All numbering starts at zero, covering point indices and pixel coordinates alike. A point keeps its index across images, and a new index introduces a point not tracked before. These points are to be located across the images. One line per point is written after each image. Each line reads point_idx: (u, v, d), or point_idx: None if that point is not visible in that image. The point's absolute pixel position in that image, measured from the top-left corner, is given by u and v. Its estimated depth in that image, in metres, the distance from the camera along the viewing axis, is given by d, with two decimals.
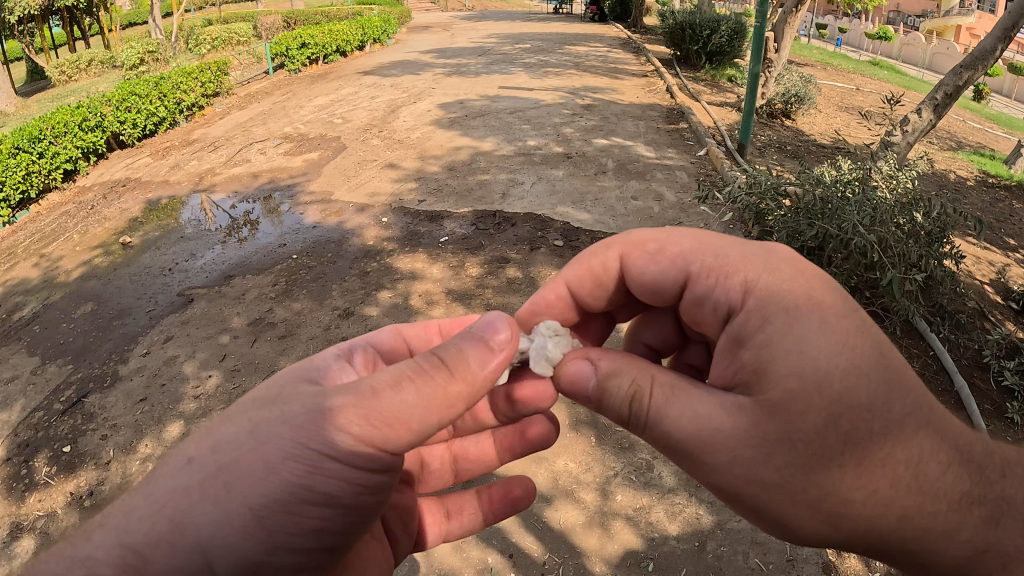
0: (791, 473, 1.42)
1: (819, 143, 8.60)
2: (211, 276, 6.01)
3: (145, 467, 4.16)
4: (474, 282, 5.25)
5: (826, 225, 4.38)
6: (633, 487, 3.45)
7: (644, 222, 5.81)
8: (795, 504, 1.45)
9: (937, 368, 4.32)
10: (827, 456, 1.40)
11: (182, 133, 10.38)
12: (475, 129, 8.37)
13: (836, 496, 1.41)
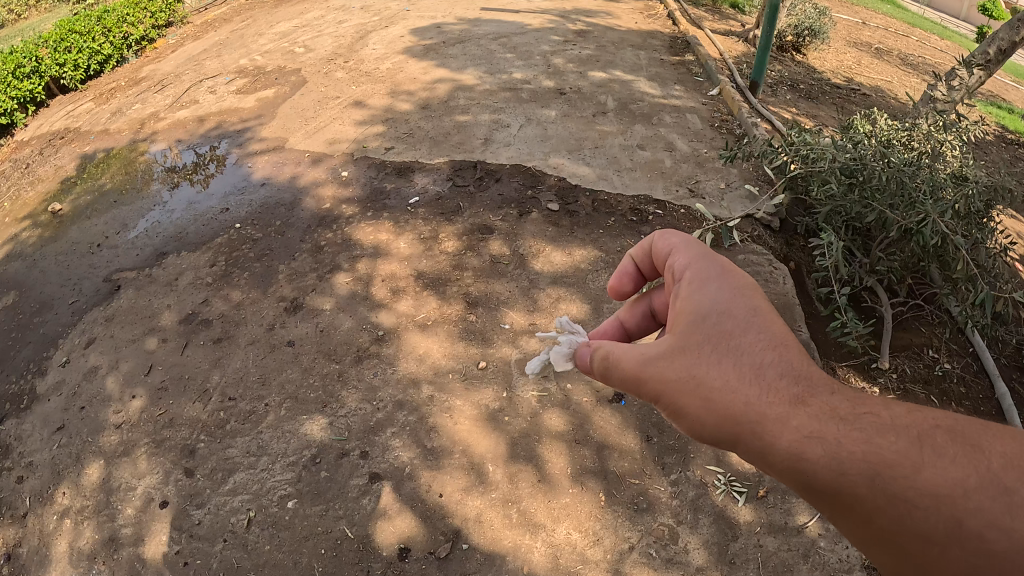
0: (674, 373, 1.37)
1: (832, 83, 7.63)
2: (142, 255, 4.65)
3: (63, 525, 3.20)
4: (449, 263, 4.06)
5: (886, 207, 3.59)
6: (652, 567, 2.70)
7: (655, 179, 4.72)
8: (694, 413, 1.34)
9: (978, 369, 3.82)
10: (704, 351, 1.36)
11: (130, 70, 8.89)
12: (454, 57, 7.06)
13: (705, 383, 1.33)
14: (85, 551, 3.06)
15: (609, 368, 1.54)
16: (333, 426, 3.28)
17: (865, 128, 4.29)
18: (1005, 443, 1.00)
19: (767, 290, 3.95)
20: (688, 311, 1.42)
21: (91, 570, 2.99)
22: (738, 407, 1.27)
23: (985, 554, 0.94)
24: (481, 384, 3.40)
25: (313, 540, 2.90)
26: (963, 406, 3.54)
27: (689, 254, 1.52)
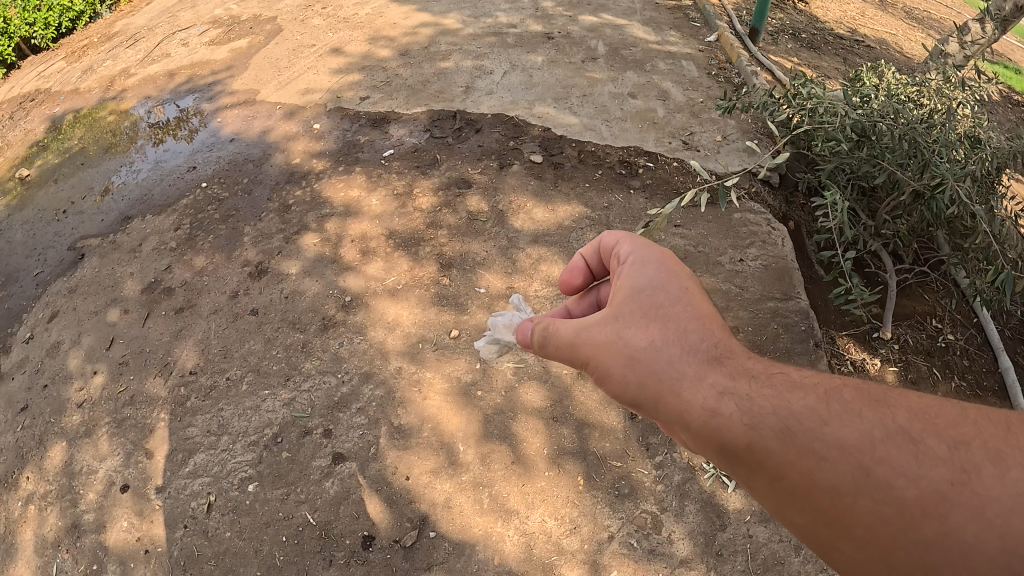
0: (607, 338, 1.51)
1: (835, 34, 7.21)
2: (107, 220, 4.40)
3: (28, 511, 3.03)
4: (424, 221, 3.80)
5: (898, 170, 3.36)
6: (633, 558, 2.56)
7: (647, 130, 4.42)
8: (622, 375, 1.47)
9: (982, 342, 3.86)
10: (634, 319, 1.50)
11: (102, 26, 8.43)
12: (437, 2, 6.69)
13: (630, 346, 1.47)
14: (49, 538, 2.91)
15: (545, 339, 1.69)
16: (295, 402, 3.06)
17: (874, 82, 4.04)
18: (906, 401, 1.13)
19: (765, 253, 3.69)
20: (625, 286, 1.57)
21: (55, 559, 2.84)
22: (663, 368, 1.40)
23: (895, 504, 1.03)
24: (453, 355, 3.18)
25: (274, 527, 2.71)
26: (967, 383, 3.60)
27: (629, 239, 1.68)
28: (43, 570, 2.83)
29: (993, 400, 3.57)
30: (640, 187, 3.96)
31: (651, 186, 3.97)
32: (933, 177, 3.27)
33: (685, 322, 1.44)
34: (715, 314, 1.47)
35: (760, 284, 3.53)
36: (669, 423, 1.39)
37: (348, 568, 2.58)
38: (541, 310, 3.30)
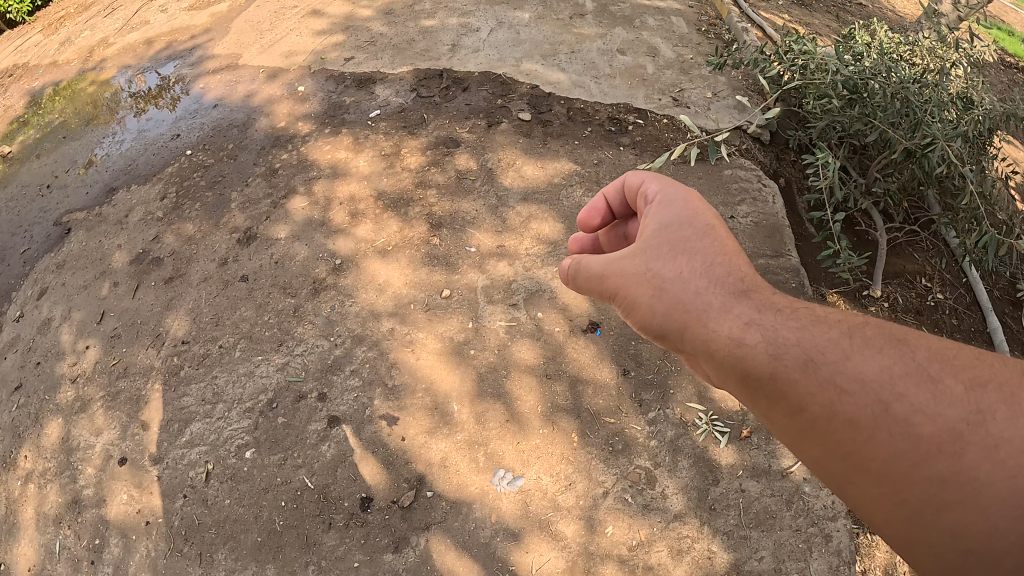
0: (634, 271, 1.53)
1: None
2: (92, 192, 4.36)
3: (28, 490, 3.06)
4: (412, 181, 3.78)
5: (889, 128, 3.37)
6: (628, 513, 2.62)
7: (636, 87, 4.37)
8: (647, 307, 1.49)
9: (970, 302, 3.94)
10: (662, 252, 1.51)
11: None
12: None
13: (657, 276, 1.49)
14: (51, 516, 2.94)
15: (574, 274, 1.70)
16: (289, 366, 3.07)
17: (866, 38, 4.02)
18: (926, 345, 1.20)
19: (755, 210, 3.68)
20: (653, 222, 1.57)
21: (57, 537, 2.88)
22: (689, 298, 1.43)
23: (910, 439, 1.11)
24: (445, 314, 3.18)
25: (272, 492, 2.74)
26: (957, 339, 3.68)
27: (654, 177, 1.68)
28: (48, 547, 2.87)
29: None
30: (629, 143, 3.95)
31: (641, 142, 3.95)
32: (925, 136, 3.29)
33: (714, 256, 1.47)
34: (740, 250, 1.51)
35: (751, 241, 3.53)
36: (691, 353, 1.43)
37: (348, 529, 2.62)
38: (531, 270, 3.33)
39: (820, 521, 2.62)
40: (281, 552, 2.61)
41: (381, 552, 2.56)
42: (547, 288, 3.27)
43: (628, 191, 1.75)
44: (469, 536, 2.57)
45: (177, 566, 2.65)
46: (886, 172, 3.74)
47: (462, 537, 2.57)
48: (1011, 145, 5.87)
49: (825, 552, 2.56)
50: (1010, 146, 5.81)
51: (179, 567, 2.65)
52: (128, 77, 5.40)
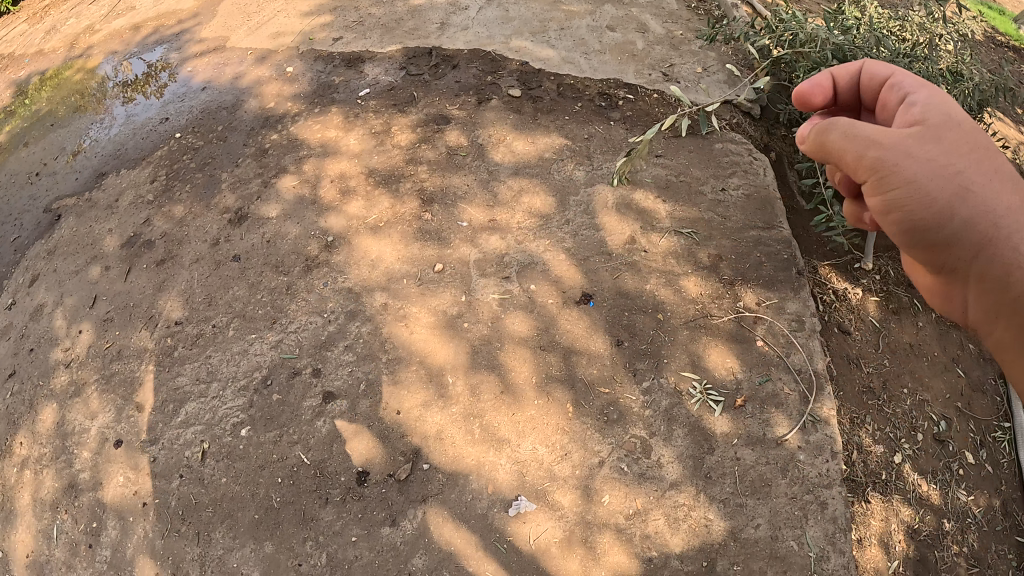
0: (918, 165, 1.31)
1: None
2: (81, 178, 4.33)
3: (24, 477, 3.06)
4: (403, 157, 3.77)
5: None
6: (624, 482, 2.65)
7: (625, 62, 4.36)
8: (922, 207, 1.31)
9: None
10: (953, 146, 1.30)
11: None
12: None
13: (954, 173, 1.28)
14: (48, 501, 2.94)
15: (826, 138, 1.42)
16: (282, 343, 3.07)
17: (856, 12, 4.01)
18: None
19: (746, 182, 3.67)
20: (935, 111, 1.36)
21: (55, 522, 2.89)
22: (978, 204, 1.26)
23: None
24: (438, 288, 3.18)
25: (268, 469, 2.74)
26: None
27: (928, 84, 1.41)
28: (46, 533, 2.88)
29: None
30: (619, 118, 3.94)
31: (631, 117, 3.95)
32: None
33: (1008, 171, 1.28)
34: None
35: (743, 213, 3.52)
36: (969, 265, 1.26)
37: (345, 504, 2.63)
38: (523, 244, 3.33)
39: (815, 489, 2.69)
40: (279, 528, 2.62)
41: (379, 526, 2.58)
42: (539, 261, 3.27)
43: (881, 87, 1.50)
44: (466, 508, 2.59)
45: (176, 546, 2.66)
46: None
47: (459, 509, 2.59)
48: (1002, 120, 5.87)
49: (821, 519, 2.63)
50: (1001, 121, 5.81)
51: (178, 547, 2.66)
52: (114, 64, 5.36)
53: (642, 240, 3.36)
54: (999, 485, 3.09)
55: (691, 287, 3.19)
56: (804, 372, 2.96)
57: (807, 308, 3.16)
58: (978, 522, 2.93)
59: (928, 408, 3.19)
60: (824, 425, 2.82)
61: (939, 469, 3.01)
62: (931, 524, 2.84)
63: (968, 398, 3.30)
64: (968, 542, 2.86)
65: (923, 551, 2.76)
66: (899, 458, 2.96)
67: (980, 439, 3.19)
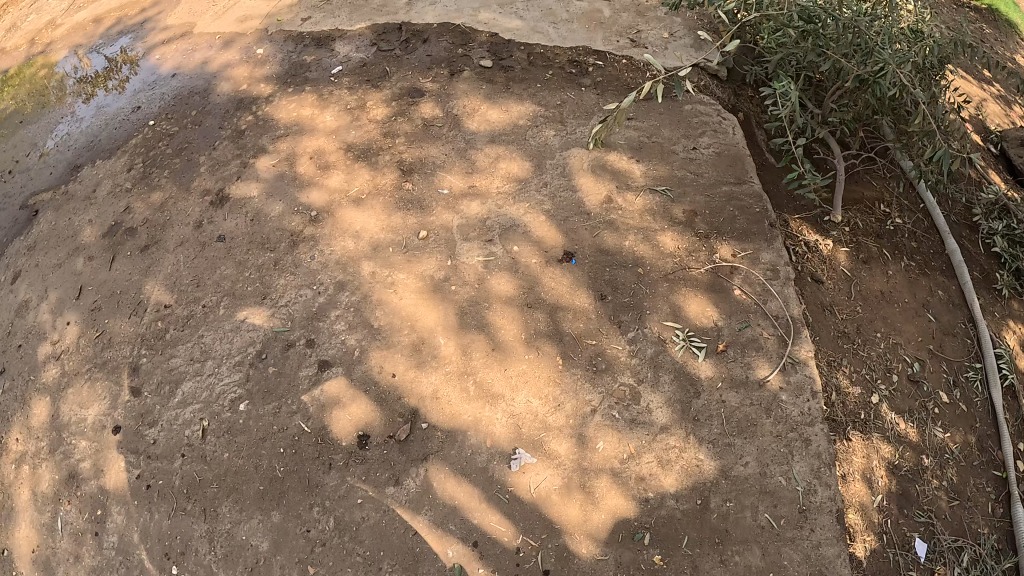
0: None
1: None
2: (56, 173, 4.31)
3: (23, 472, 3.07)
4: (379, 131, 3.81)
5: (842, 59, 3.47)
6: (616, 428, 2.75)
7: (594, 30, 4.41)
8: None
9: (928, 227, 4.04)
10: None
11: None
12: None
13: None
14: (50, 493, 2.96)
15: None
16: (274, 317, 3.13)
17: None
18: None
19: (716, 141, 3.76)
20: None
21: (58, 513, 2.90)
22: None
23: None
24: (424, 254, 3.25)
25: (270, 441, 2.80)
26: (916, 261, 3.80)
27: None
28: (49, 526, 2.89)
29: (940, 277, 3.78)
30: (590, 84, 4.02)
31: (602, 83, 4.02)
32: (877, 64, 3.39)
33: None
34: None
35: (715, 169, 3.62)
36: None
37: (349, 468, 2.70)
38: (503, 208, 3.40)
39: (798, 427, 2.81)
40: (284, 498, 2.68)
41: (383, 487, 2.65)
42: (520, 223, 3.34)
43: None
44: (466, 462, 2.67)
45: (183, 524, 2.71)
46: (841, 102, 3.84)
47: (460, 464, 2.67)
48: (964, 77, 6.02)
49: (806, 455, 2.75)
50: (962, 78, 5.96)
51: (185, 524, 2.71)
52: (77, 58, 5.30)
53: (618, 200, 3.44)
54: (974, 422, 3.23)
55: (668, 241, 3.29)
56: (781, 317, 3.07)
57: (781, 257, 3.26)
58: (955, 457, 3.08)
59: (902, 351, 3.33)
60: (803, 365, 2.94)
61: (916, 407, 3.13)
62: (911, 460, 2.98)
63: (939, 341, 3.44)
64: (947, 476, 3.00)
65: (905, 486, 2.89)
66: (877, 398, 3.08)
67: (953, 379, 3.32)
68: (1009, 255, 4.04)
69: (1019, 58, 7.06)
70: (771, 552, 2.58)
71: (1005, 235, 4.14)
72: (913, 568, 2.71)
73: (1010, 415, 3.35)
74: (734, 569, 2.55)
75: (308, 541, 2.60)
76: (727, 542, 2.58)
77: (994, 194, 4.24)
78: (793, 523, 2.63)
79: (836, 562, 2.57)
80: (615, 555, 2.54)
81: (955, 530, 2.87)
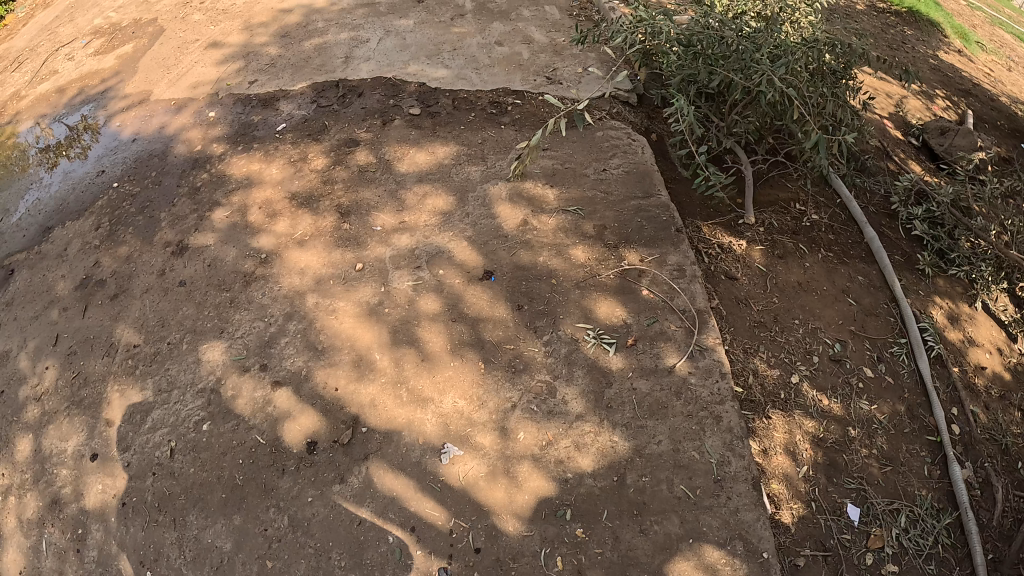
0: None
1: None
2: (29, 236, 4.63)
3: (9, 503, 3.32)
4: (319, 179, 4.26)
5: (729, 74, 3.71)
6: (535, 420, 3.09)
7: (513, 71, 4.89)
8: None
9: (846, 219, 4.35)
10: None
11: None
12: None
13: None
14: (34, 519, 3.21)
15: None
16: (231, 348, 3.49)
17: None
18: None
19: (626, 161, 4.18)
20: None
21: (43, 536, 3.16)
22: None
23: None
24: (360, 284, 3.65)
25: (230, 454, 3.12)
26: (834, 251, 4.09)
27: None
28: (34, 548, 3.14)
29: (860, 263, 4.06)
30: (509, 122, 4.47)
31: (520, 119, 4.48)
32: (759, 76, 3.61)
33: None
34: None
35: (624, 187, 4.03)
36: None
37: (300, 471, 3.02)
38: (429, 238, 3.83)
39: (708, 406, 3.11)
40: (244, 502, 2.97)
41: (330, 486, 2.97)
42: (446, 250, 3.75)
43: None
44: (403, 458, 3.01)
45: (155, 534, 2.98)
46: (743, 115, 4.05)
47: (397, 460, 3.00)
48: (883, 77, 6.40)
49: (717, 431, 3.02)
50: (879, 78, 6.33)
51: (157, 534, 2.97)
52: (42, 129, 5.67)
53: (533, 222, 3.86)
54: (901, 393, 3.43)
55: (579, 254, 3.69)
56: (687, 311, 3.44)
57: (686, 258, 3.67)
58: (884, 427, 3.28)
59: (823, 334, 3.60)
60: (710, 351, 3.28)
61: (839, 384, 3.38)
62: (837, 433, 3.21)
63: (861, 322, 3.70)
64: (876, 445, 3.20)
65: (832, 456, 3.12)
66: (796, 378, 3.36)
67: (877, 354, 3.56)
68: (930, 237, 4.34)
69: (941, 52, 7.47)
70: (688, 518, 2.80)
71: (924, 219, 4.43)
72: (847, 532, 2.89)
73: (940, 382, 3.55)
74: (655, 537, 2.77)
75: (266, 538, 2.87)
76: (645, 513, 2.83)
77: (908, 182, 4.56)
78: (708, 492, 2.87)
79: (755, 524, 2.77)
80: (540, 530, 2.80)
81: (888, 493, 3.05)
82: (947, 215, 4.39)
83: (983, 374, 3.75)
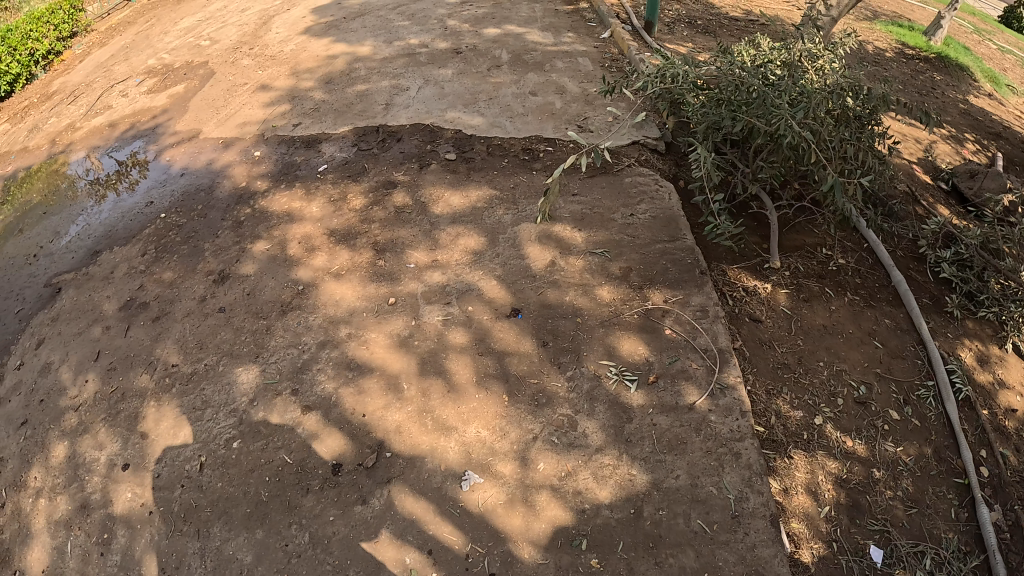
0: None
1: (729, 16, 7.48)
2: (77, 258, 4.84)
3: (39, 504, 3.40)
4: (357, 218, 4.44)
5: (751, 120, 3.84)
6: (555, 452, 3.17)
7: (545, 121, 5.10)
8: None
9: (873, 263, 4.42)
10: None
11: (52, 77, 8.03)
12: (353, 20, 7.14)
13: None
14: (61, 521, 3.29)
15: None
16: (265, 371, 3.62)
17: (742, 47, 4.51)
18: None
19: (654, 206, 4.34)
20: None
21: (68, 538, 3.23)
22: None
23: None
24: (392, 316, 3.79)
25: (258, 470, 3.22)
26: (861, 295, 4.17)
27: None
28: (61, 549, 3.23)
29: (887, 307, 4.12)
30: (541, 168, 4.66)
31: (551, 165, 4.67)
32: (779, 121, 3.73)
33: None
34: None
35: (649, 232, 4.17)
36: None
37: (323, 491, 3.12)
38: (461, 276, 3.97)
39: (728, 443, 3.17)
40: (268, 518, 3.06)
41: (352, 506, 3.05)
42: (476, 288, 3.89)
43: None
44: (424, 483, 3.09)
45: (179, 542, 3.06)
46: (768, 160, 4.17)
47: (418, 485, 3.09)
48: (911, 124, 6.50)
49: (736, 467, 3.08)
50: (907, 124, 6.44)
51: (181, 543, 3.05)
52: (94, 160, 5.94)
53: (561, 263, 4.00)
54: (928, 435, 3.47)
55: (605, 293, 3.82)
56: (709, 350, 3.53)
57: (709, 300, 3.76)
58: (910, 469, 3.30)
59: (848, 376, 3.66)
60: (730, 390, 3.36)
61: (864, 426, 3.42)
62: (861, 474, 3.24)
63: (887, 365, 3.76)
64: (902, 487, 3.22)
65: (855, 497, 3.14)
66: (820, 420, 3.41)
67: (903, 397, 3.61)
68: (959, 279, 4.38)
69: (971, 97, 7.60)
70: (704, 553, 2.83)
71: (953, 261, 4.48)
72: (869, 573, 2.89)
73: (968, 426, 3.58)
74: (669, 569, 2.80)
75: (286, 553, 2.95)
76: (660, 546, 2.85)
77: (935, 226, 4.63)
78: (725, 527, 2.90)
79: (773, 561, 2.81)
80: (554, 558, 2.84)
81: (913, 536, 3.04)
82: (975, 257, 4.40)
83: (1014, 418, 3.77)
